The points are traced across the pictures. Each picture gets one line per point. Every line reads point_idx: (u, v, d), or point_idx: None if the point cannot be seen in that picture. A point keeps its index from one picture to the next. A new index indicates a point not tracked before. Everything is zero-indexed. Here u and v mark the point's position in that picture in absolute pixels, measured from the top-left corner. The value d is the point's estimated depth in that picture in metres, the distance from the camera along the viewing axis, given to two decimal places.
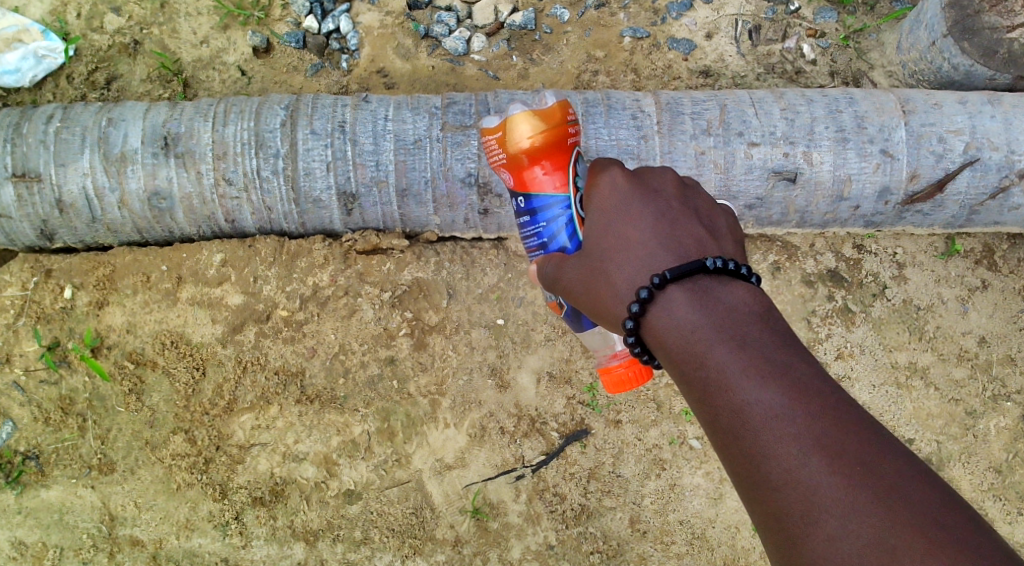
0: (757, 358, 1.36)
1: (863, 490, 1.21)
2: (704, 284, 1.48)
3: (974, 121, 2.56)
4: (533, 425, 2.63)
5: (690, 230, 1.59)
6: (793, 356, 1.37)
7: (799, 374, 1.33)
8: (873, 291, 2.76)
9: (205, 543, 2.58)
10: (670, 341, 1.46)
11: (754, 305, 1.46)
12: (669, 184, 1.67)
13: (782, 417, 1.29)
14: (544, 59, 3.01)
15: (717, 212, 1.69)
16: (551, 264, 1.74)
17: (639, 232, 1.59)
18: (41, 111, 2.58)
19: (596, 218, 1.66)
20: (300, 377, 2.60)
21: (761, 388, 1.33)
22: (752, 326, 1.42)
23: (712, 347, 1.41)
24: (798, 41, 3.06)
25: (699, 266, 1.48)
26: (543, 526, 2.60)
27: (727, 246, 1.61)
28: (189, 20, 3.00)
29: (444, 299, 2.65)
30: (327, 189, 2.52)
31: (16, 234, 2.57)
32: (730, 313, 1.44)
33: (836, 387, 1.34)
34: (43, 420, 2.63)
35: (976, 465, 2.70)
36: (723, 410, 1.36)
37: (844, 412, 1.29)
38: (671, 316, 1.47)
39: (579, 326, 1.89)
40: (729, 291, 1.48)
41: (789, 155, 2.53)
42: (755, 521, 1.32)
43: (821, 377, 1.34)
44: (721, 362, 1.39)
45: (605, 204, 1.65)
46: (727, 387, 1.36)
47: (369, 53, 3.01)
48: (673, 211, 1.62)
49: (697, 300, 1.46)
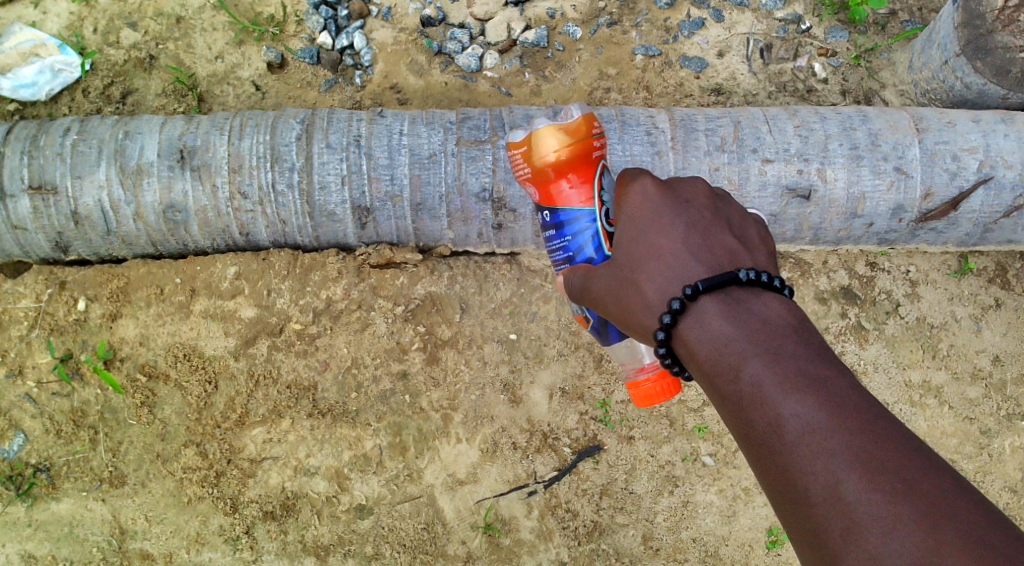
0: (792, 371, 1.36)
1: (905, 509, 1.19)
2: (737, 295, 1.50)
3: (988, 139, 2.57)
4: (545, 441, 2.62)
5: (722, 239, 1.60)
6: (830, 369, 1.36)
7: (836, 388, 1.33)
8: (886, 309, 2.75)
9: (215, 557, 2.57)
10: (703, 353, 1.47)
11: (788, 317, 1.47)
12: (700, 194, 1.68)
13: (820, 431, 1.28)
14: (556, 76, 3.03)
15: (748, 220, 1.70)
16: (578, 274, 1.77)
17: (669, 241, 1.60)
18: (58, 124, 2.60)
19: (626, 228, 1.67)
20: (312, 391, 2.60)
21: (797, 402, 1.32)
22: (787, 338, 1.42)
23: (747, 359, 1.41)
24: (809, 60, 3.08)
25: (731, 277, 1.50)
26: (555, 543, 2.59)
27: (759, 255, 1.62)
28: (204, 36, 3.02)
29: (457, 314, 2.65)
30: (341, 203, 2.53)
31: (31, 246, 2.57)
32: (763, 325, 1.45)
33: (874, 402, 1.33)
34: (54, 432, 2.62)
35: (990, 485, 2.69)
36: (758, 424, 1.36)
37: (882, 427, 1.28)
38: (704, 329, 1.47)
39: (606, 338, 1.90)
40: (762, 302, 1.48)
41: (803, 172, 2.54)
42: (793, 537, 1.31)
43: (859, 391, 1.33)
44: (756, 375, 1.38)
45: (635, 212, 1.66)
46: (763, 401, 1.36)
47: (382, 69, 3.03)
48: (704, 219, 1.63)
49: (730, 312, 1.47)
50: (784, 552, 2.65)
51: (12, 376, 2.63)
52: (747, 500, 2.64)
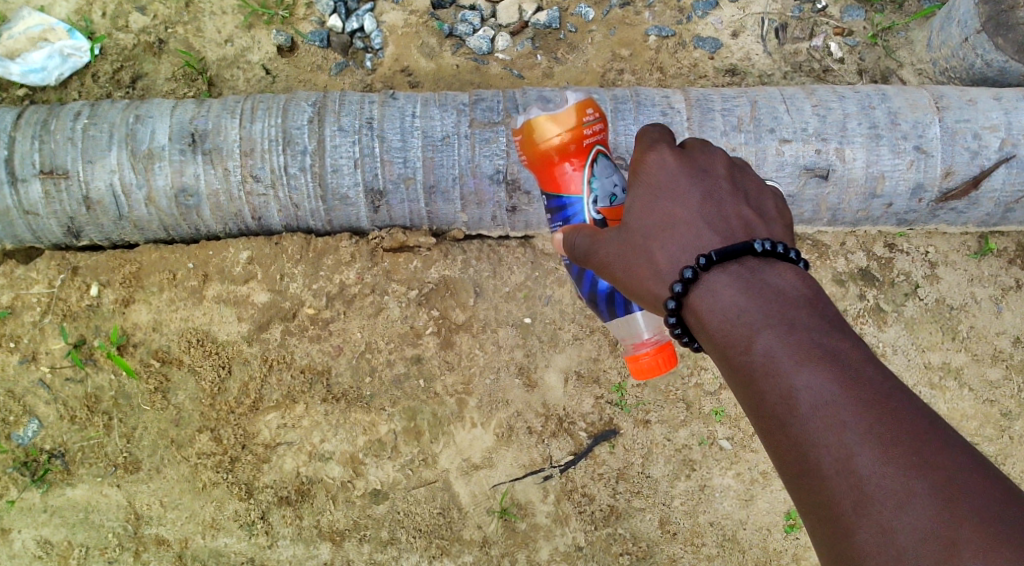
0: (807, 343, 1.33)
1: (920, 482, 1.17)
2: (752, 265, 1.46)
3: (1010, 117, 2.53)
4: (561, 425, 2.60)
5: (737, 210, 1.57)
6: (845, 342, 1.33)
7: (851, 360, 1.29)
8: (905, 290, 2.72)
9: (231, 542, 2.56)
10: (714, 324, 1.44)
11: (803, 288, 1.43)
12: (717, 164, 1.64)
13: (834, 405, 1.26)
14: (569, 58, 2.99)
15: (766, 192, 1.65)
16: (586, 239, 1.74)
17: (683, 210, 1.57)
18: (68, 108, 2.58)
19: (639, 196, 1.63)
20: (326, 375, 2.58)
21: (811, 375, 1.29)
22: (801, 309, 1.38)
23: (760, 330, 1.38)
24: (825, 39, 3.03)
25: (746, 247, 1.46)
26: (572, 527, 2.57)
27: (776, 228, 1.58)
28: (213, 19, 2.99)
29: (471, 297, 2.63)
30: (354, 185, 2.52)
31: (43, 231, 2.56)
32: (778, 297, 1.41)
33: (890, 374, 1.29)
34: (68, 418, 2.60)
35: (1012, 467, 2.66)
36: (769, 395, 1.33)
37: (897, 400, 1.25)
38: (716, 299, 1.45)
39: (614, 323, 2.17)
40: (778, 273, 1.45)
41: (822, 152, 2.51)
42: (802, 510, 1.28)
43: (874, 363, 1.30)
44: (769, 347, 1.35)
45: (649, 181, 1.63)
46: (775, 373, 1.33)
47: (393, 52, 3.00)
48: (720, 190, 1.60)
49: (743, 282, 1.44)
50: (802, 536, 2.62)
51: (25, 362, 2.61)
52: (765, 484, 2.61)
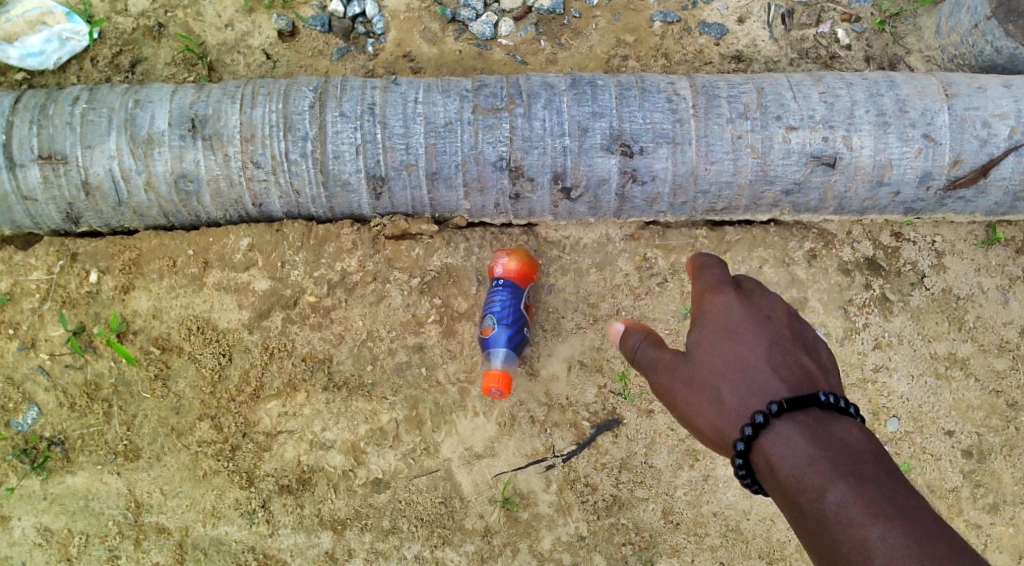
0: (875, 498, 1.41)
1: None
2: (817, 417, 1.57)
3: (1020, 105, 2.51)
4: (564, 414, 2.59)
5: (800, 362, 1.69)
6: (910, 499, 1.42)
7: (920, 520, 1.37)
8: (911, 280, 2.68)
9: (232, 531, 2.53)
10: (784, 469, 1.52)
11: (867, 444, 1.53)
12: (778, 312, 1.78)
13: (910, 554, 1.32)
14: (572, 43, 2.96)
15: (821, 352, 1.77)
16: (651, 350, 1.86)
17: (752, 357, 1.69)
18: (67, 92, 2.55)
19: (708, 332, 1.76)
20: (327, 363, 2.57)
21: (884, 528, 1.36)
22: (866, 464, 1.48)
23: (830, 480, 1.46)
24: (832, 26, 2.99)
25: (812, 398, 1.58)
26: (574, 517, 2.55)
27: (832, 380, 1.70)
28: (213, 3, 2.95)
29: (473, 286, 2.61)
30: (355, 172, 2.49)
31: (42, 217, 2.54)
32: (844, 449, 1.51)
33: (953, 534, 1.37)
34: (68, 405, 2.58)
35: (1018, 459, 2.59)
36: (840, 544, 1.39)
37: (964, 551, 1.33)
38: (786, 448, 1.53)
39: (489, 357, 2.49)
40: (842, 427, 1.55)
41: (828, 140, 2.49)
42: None
43: (936, 523, 1.38)
44: (840, 499, 1.43)
45: (719, 322, 1.76)
46: (848, 523, 1.40)
47: (395, 37, 2.96)
48: (783, 338, 1.73)
49: (810, 433, 1.54)
50: None
51: (25, 348, 2.59)
52: None
